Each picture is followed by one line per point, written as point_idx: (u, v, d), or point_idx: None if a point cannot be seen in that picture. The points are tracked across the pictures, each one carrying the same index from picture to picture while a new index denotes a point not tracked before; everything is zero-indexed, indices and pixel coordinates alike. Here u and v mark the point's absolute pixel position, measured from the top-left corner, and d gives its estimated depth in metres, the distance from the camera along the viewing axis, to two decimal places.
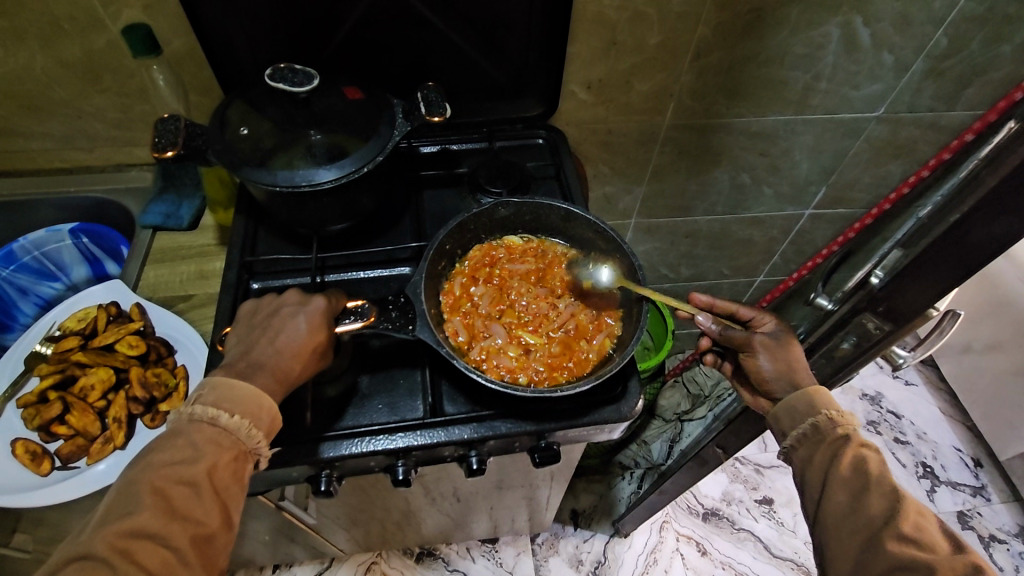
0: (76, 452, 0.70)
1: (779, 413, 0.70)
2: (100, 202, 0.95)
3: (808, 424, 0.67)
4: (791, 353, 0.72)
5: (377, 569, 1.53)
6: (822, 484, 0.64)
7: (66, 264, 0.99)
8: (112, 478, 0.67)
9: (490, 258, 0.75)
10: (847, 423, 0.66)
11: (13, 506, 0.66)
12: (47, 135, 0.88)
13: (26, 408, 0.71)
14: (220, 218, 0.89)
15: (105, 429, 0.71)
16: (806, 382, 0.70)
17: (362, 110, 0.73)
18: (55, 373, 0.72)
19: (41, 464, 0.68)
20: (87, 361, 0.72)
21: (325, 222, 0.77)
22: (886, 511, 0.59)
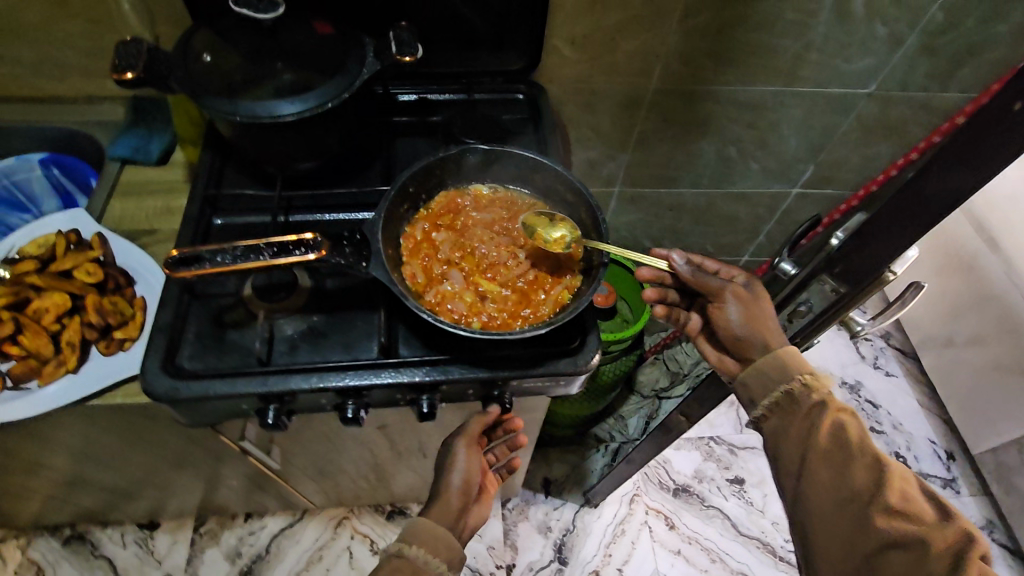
0: (30, 374, 0.69)
1: (751, 381, 0.71)
2: (72, 133, 0.95)
3: (780, 393, 0.69)
4: (761, 305, 0.73)
5: (349, 524, 1.60)
6: (800, 457, 0.67)
7: (37, 195, 0.98)
8: (61, 401, 0.67)
9: (455, 206, 0.74)
10: (820, 386, 0.68)
11: None
12: (16, 61, 0.86)
13: None
14: (189, 156, 0.88)
15: (58, 352, 0.69)
16: (775, 344, 0.71)
17: (330, 47, 0.72)
18: (11, 294, 0.71)
19: None
20: (43, 284, 0.71)
21: (290, 158, 0.76)
22: (872, 483, 0.63)
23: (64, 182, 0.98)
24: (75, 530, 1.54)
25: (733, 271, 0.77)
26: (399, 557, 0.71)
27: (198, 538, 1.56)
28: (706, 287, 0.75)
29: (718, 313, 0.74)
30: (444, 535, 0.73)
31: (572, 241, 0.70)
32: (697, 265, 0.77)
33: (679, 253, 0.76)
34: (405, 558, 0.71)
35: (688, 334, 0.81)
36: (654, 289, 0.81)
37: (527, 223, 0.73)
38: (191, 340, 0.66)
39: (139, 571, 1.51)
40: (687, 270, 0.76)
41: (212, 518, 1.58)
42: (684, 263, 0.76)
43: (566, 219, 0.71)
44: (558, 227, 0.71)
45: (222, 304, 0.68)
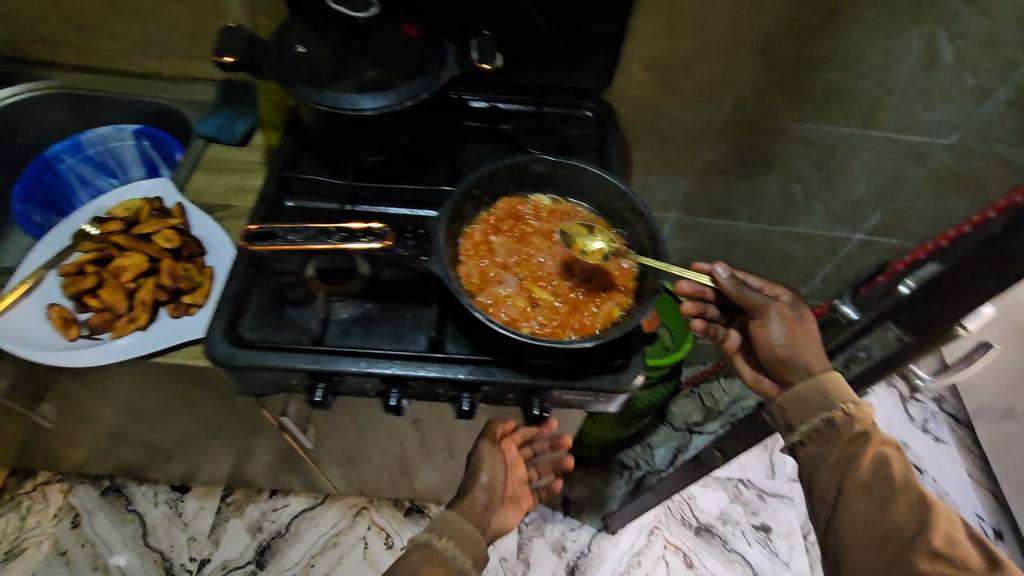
0: (103, 327, 0.72)
1: (788, 404, 0.72)
2: (165, 109, 1.02)
3: (820, 420, 0.69)
4: (804, 325, 0.73)
5: (367, 515, 1.63)
6: (837, 487, 0.68)
7: (126, 163, 1.07)
8: (128, 354, 0.69)
9: (516, 213, 0.75)
10: (863, 418, 0.68)
11: (37, 361, 0.69)
12: (129, 37, 0.96)
13: (67, 278, 0.75)
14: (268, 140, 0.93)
15: (131, 310, 0.73)
16: (816, 368, 0.71)
17: (414, 48, 0.75)
18: (99, 252, 0.76)
19: (69, 329, 0.72)
20: (127, 245, 0.76)
21: (362, 149, 0.79)
22: (915, 523, 0.63)
23: (150, 152, 1.06)
24: (114, 482, 1.63)
25: (777, 289, 0.77)
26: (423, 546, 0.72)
27: (224, 508, 1.62)
28: (751, 302, 0.74)
29: (760, 330, 0.74)
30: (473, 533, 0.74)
31: (611, 253, 0.72)
32: (740, 279, 0.76)
33: (723, 266, 0.75)
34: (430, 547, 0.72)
35: (727, 349, 0.83)
36: (691, 303, 0.83)
37: (568, 230, 0.74)
38: (253, 311, 0.69)
39: (166, 531, 1.57)
40: (730, 284, 0.75)
41: (240, 489, 1.63)
42: (728, 276, 0.75)
43: (603, 231, 0.74)
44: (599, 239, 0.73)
45: (283, 282, 0.71)
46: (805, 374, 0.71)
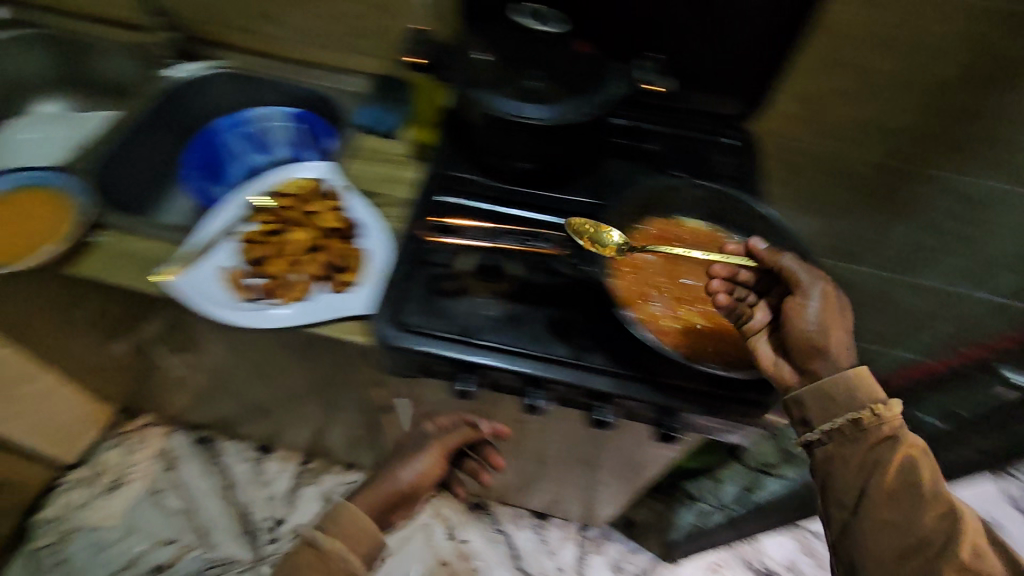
0: (269, 292, 0.78)
1: (810, 400, 0.61)
2: (313, 94, 1.09)
3: (846, 420, 0.60)
4: (845, 313, 0.63)
5: (432, 505, 1.66)
6: (858, 492, 0.59)
7: (275, 143, 1.14)
8: (293, 321, 0.74)
9: (665, 234, 0.80)
10: (894, 421, 0.59)
11: (211, 316, 0.75)
12: (304, 28, 1.05)
13: (244, 246, 0.81)
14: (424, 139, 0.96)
15: (298, 281, 0.78)
16: (844, 364, 0.61)
17: (583, 66, 0.77)
18: (275, 225, 0.84)
19: (241, 291, 0.77)
20: (303, 223, 0.84)
21: (519, 155, 0.81)
22: (941, 533, 0.56)
23: (297, 134, 1.12)
24: (207, 433, 1.74)
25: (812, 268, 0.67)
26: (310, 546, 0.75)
27: (303, 473, 1.71)
28: (791, 276, 0.64)
29: (792, 307, 0.64)
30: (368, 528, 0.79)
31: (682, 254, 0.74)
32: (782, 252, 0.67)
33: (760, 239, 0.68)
34: (316, 549, 0.75)
35: (744, 331, 0.68)
36: (722, 265, 0.71)
37: (571, 225, 0.78)
38: (414, 297, 0.73)
39: (247, 488, 1.66)
40: (771, 256, 0.66)
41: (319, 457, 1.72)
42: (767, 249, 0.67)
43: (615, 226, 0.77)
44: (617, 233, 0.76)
45: (437, 273, 0.75)
46: (823, 361, 0.62)
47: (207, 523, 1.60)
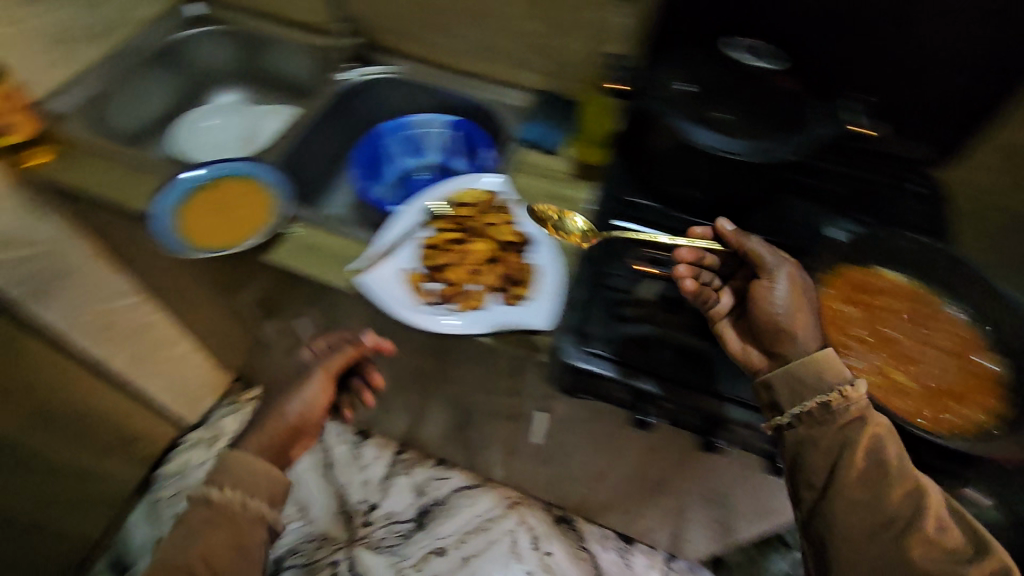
0: (447, 299, 0.81)
1: (778, 381, 0.62)
2: (480, 106, 1.15)
3: (815, 403, 0.59)
4: (810, 296, 0.66)
5: (519, 511, 1.68)
6: (829, 472, 0.58)
7: (428, 147, 1.21)
8: (471, 329, 0.77)
9: (865, 284, 0.73)
10: (861, 401, 0.58)
11: (395, 315, 0.79)
12: (477, 41, 1.09)
13: (425, 251, 0.85)
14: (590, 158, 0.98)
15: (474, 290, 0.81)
16: (811, 342, 0.63)
17: (783, 105, 0.74)
18: (454, 234, 0.87)
19: (421, 294, 0.81)
20: (480, 234, 0.87)
21: (693, 182, 0.80)
22: (910, 509, 0.55)
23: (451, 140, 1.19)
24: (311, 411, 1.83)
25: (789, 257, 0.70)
26: (207, 505, 0.72)
27: (397, 462, 1.76)
28: (758, 260, 0.69)
29: (761, 286, 0.67)
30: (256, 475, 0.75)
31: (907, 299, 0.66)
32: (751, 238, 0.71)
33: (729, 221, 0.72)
34: (213, 507, 0.72)
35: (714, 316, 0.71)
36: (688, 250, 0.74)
37: (546, 215, 0.87)
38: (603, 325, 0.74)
39: (345, 470, 1.74)
40: (737, 238, 0.71)
41: (414, 449, 1.77)
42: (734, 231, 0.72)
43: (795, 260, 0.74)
44: (580, 219, 0.83)
45: (616, 298, 0.76)
46: (795, 339, 0.63)
47: (306, 498, 1.68)
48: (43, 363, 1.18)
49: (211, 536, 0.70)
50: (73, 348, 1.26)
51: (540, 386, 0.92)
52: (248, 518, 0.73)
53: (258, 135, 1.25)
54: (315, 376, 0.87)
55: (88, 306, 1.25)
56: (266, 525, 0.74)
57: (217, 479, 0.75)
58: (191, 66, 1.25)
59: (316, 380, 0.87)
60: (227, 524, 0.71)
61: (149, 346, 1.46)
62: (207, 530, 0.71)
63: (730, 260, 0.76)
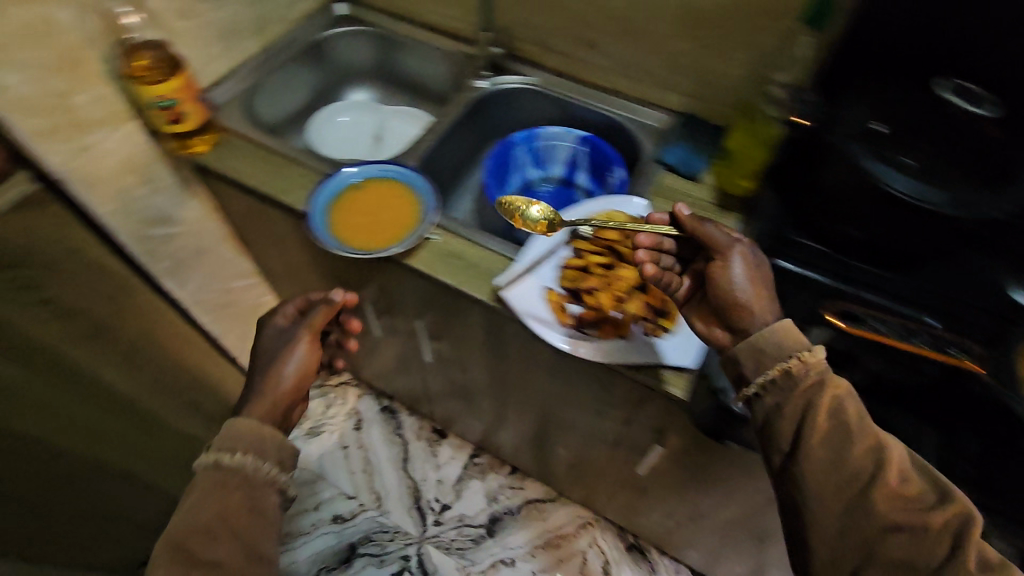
0: (589, 323, 0.81)
1: (744, 353, 0.65)
2: (615, 124, 1.13)
3: (777, 371, 0.62)
4: (762, 272, 0.69)
5: (590, 532, 1.65)
6: (795, 436, 0.61)
7: (554, 160, 1.21)
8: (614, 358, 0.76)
9: None
10: (816, 363, 0.62)
11: (538, 334, 0.80)
12: (620, 57, 1.07)
13: (567, 270, 0.85)
14: (731, 189, 0.96)
15: (617, 317, 0.81)
16: (768, 315, 0.66)
17: (994, 151, 0.67)
18: (597, 255, 0.86)
19: (563, 315, 0.81)
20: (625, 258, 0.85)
21: (855, 219, 0.74)
22: (868, 462, 0.58)
23: (580, 156, 1.18)
24: (392, 403, 1.87)
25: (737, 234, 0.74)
26: (216, 470, 0.69)
27: (470, 466, 1.76)
28: (713, 241, 0.72)
29: (720, 268, 0.69)
30: (263, 436, 0.72)
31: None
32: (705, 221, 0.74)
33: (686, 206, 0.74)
34: (223, 470, 0.69)
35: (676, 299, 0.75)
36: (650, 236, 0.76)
37: (505, 205, 0.95)
38: None
39: (421, 465, 1.75)
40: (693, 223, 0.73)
41: (490, 455, 1.77)
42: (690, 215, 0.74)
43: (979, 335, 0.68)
44: (536, 208, 0.93)
45: None
46: (754, 314, 0.66)
47: (382, 488, 1.71)
48: (171, 333, 1.25)
49: (223, 497, 0.67)
50: (198, 322, 1.33)
51: (664, 417, 0.90)
52: (258, 482, 0.70)
53: (385, 133, 1.30)
54: (302, 336, 0.83)
55: (214, 283, 1.32)
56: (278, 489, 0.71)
57: (223, 444, 0.70)
58: (333, 63, 1.29)
59: (302, 343, 0.82)
60: (241, 486, 0.68)
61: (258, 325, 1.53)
62: (219, 496, 0.67)
63: (682, 245, 0.79)
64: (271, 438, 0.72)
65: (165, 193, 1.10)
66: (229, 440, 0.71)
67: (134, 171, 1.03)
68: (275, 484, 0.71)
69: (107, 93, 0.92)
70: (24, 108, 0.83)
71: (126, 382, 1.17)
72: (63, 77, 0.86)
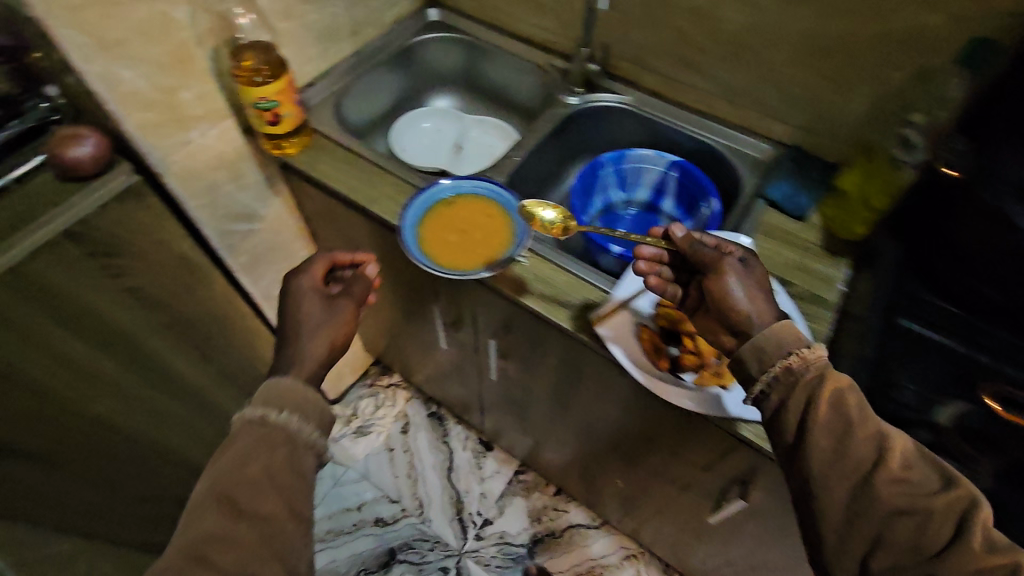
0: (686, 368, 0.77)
1: (748, 353, 0.64)
2: (711, 151, 1.07)
3: (781, 367, 0.61)
4: (760, 280, 0.69)
5: (635, 564, 1.60)
6: (798, 428, 0.60)
7: (640, 183, 1.17)
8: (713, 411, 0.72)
9: None
10: (817, 360, 0.61)
11: (631, 376, 0.77)
12: (724, 81, 1.01)
13: (664, 309, 0.81)
14: (844, 233, 0.91)
15: (717, 364, 0.76)
16: (769, 318, 0.66)
17: None
18: None
19: (658, 357, 0.78)
20: None
21: (990, 278, 0.67)
22: (872, 451, 0.57)
23: (670, 183, 1.14)
24: (438, 410, 1.84)
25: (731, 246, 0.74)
26: (261, 425, 0.68)
27: (514, 483, 1.72)
28: (704, 257, 0.72)
29: (713, 279, 0.69)
30: (307, 400, 0.72)
31: None
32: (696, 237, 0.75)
33: (678, 225, 0.75)
34: (270, 427, 0.68)
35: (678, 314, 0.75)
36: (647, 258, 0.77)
37: (523, 208, 0.88)
38: None
39: (465, 476, 1.73)
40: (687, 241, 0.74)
41: (536, 474, 1.73)
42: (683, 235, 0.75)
43: None
44: (550, 211, 0.88)
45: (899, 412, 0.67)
46: (749, 316, 0.66)
47: (425, 496, 1.69)
48: (243, 327, 1.26)
49: (268, 453, 0.66)
50: (266, 318, 1.34)
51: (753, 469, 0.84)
52: (299, 443, 0.70)
53: (465, 141, 1.27)
54: (347, 305, 0.88)
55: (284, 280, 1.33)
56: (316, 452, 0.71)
57: (266, 403, 0.70)
58: (420, 68, 1.27)
59: (343, 313, 0.86)
60: (286, 444, 0.68)
61: None
62: (266, 449, 0.67)
63: (680, 265, 0.79)
64: (326, 415, 0.73)
65: (250, 191, 1.11)
66: (276, 400, 0.71)
67: (226, 168, 1.03)
68: (316, 446, 0.71)
69: (211, 89, 0.93)
70: (135, 102, 0.84)
71: (196, 372, 1.18)
72: (171, 73, 0.86)
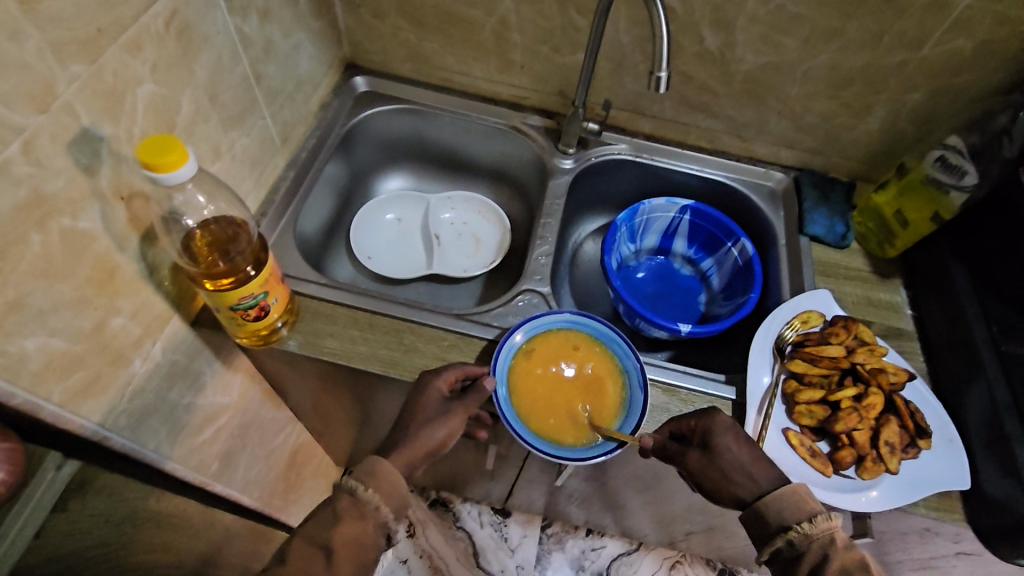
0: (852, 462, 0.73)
1: (749, 522, 0.65)
2: (724, 188, 1.00)
3: (780, 542, 0.62)
4: (736, 462, 0.67)
5: (682, 569, 1.59)
6: None
7: (648, 231, 1.04)
8: (905, 501, 0.70)
9: None
10: (817, 532, 0.61)
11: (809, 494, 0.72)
12: (731, 118, 0.95)
13: (803, 406, 0.76)
14: (876, 250, 0.93)
15: (876, 448, 0.73)
16: (763, 485, 0.65)
17: None
18: (824, 376, 0.78)
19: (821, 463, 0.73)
20: (861, 375, 0.77)
21: None
22: None
23: (682, 226, 1.04)
24: (439, 494, 1.65)
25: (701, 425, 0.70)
26: (349, 496, 0.61)
27: (545, 539, 1.62)
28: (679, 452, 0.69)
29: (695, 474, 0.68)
30: (401, 480, 0.62)
31: None
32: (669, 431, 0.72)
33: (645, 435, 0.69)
34: (356, 498, 0.60)
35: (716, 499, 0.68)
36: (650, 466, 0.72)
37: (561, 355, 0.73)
38: None
39: (495, 555, 1.58)
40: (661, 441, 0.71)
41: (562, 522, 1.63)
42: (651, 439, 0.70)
43: None
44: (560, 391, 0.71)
45: None
46: (739, 497, 0.66)
47: None
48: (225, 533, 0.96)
49: (346, 525, 0.59)
50: (244, 509, 1.02)
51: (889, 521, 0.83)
52: (375, 526, 0.60)
53: (438, 228, 1.04)
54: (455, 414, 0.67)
55: (259, 455, 1.03)
56: (387, 533, 0.62)
57: (360, 473, 0.62)
58: (362, 151, 1.02)
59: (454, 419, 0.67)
60: (360, 518, 0.60)
61: (304, 472, 1.24)
62: (342, 521, 0.59)
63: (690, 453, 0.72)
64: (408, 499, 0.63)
65: (210, 389, 0.80)
66: (367, 470, 0.62)
67: (179, 379, 0.73)
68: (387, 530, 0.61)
69: (148, 297, 0.64)
70: (56, 372, 0.54)
71: None
72: (93, 307, 0.57)
